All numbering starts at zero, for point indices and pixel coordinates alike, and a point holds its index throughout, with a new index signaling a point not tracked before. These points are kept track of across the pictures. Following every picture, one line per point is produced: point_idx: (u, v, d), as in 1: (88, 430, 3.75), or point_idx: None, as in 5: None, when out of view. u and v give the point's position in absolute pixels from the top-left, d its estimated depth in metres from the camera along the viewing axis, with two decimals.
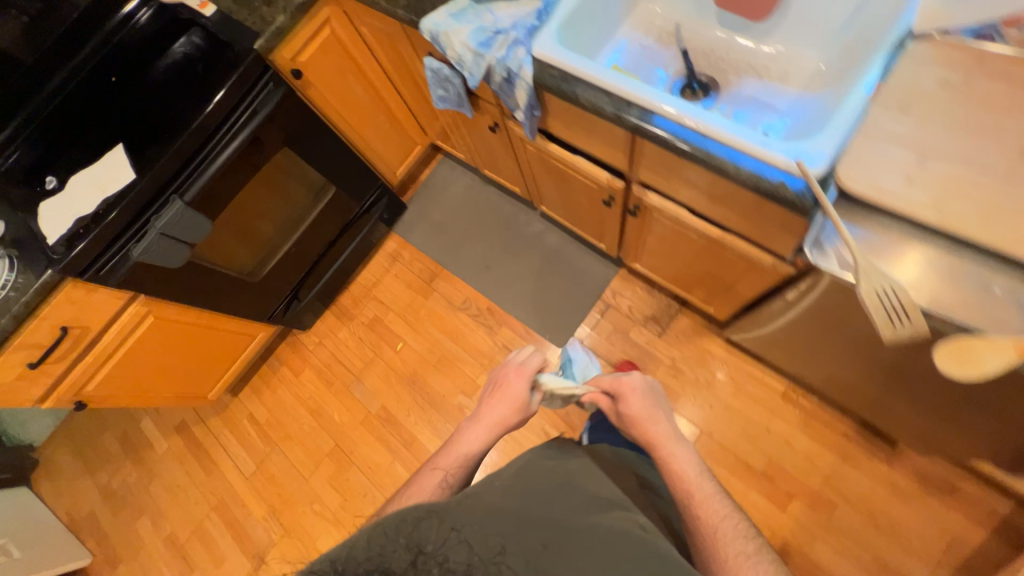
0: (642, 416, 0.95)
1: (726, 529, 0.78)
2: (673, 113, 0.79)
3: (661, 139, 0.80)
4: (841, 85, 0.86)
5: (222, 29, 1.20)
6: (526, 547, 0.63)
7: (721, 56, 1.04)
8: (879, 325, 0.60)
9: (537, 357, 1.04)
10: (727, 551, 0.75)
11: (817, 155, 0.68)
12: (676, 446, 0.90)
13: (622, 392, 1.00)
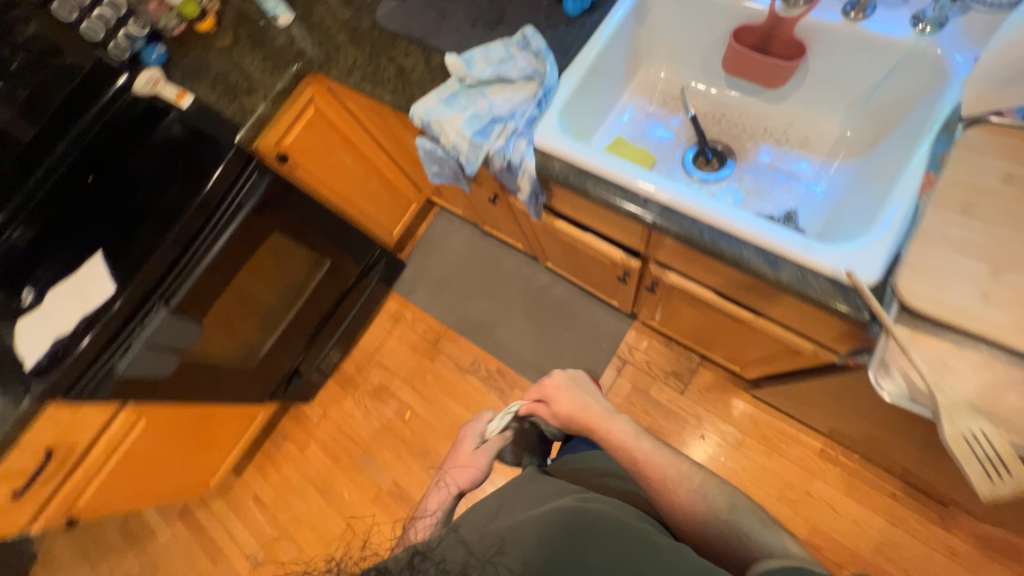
0: (578, 410, 0.86)
1: (673, 472, 0.75)
2: (696, 211, 0.72)
3: (686, 237, 0.72)
4: (875, 159, 0.79)
5: (201, 121, 1.14)
6: (522, 540, 0.56)
7: (734, 123, 0.97)
8: (974, 479, 0.50)
9: (486, 412, 0.85)
10: (678, 492, 0.73)
11: (869, 265, 0.61)
12: (613, 427, 0.83)
13: (551, 391, 0.90)
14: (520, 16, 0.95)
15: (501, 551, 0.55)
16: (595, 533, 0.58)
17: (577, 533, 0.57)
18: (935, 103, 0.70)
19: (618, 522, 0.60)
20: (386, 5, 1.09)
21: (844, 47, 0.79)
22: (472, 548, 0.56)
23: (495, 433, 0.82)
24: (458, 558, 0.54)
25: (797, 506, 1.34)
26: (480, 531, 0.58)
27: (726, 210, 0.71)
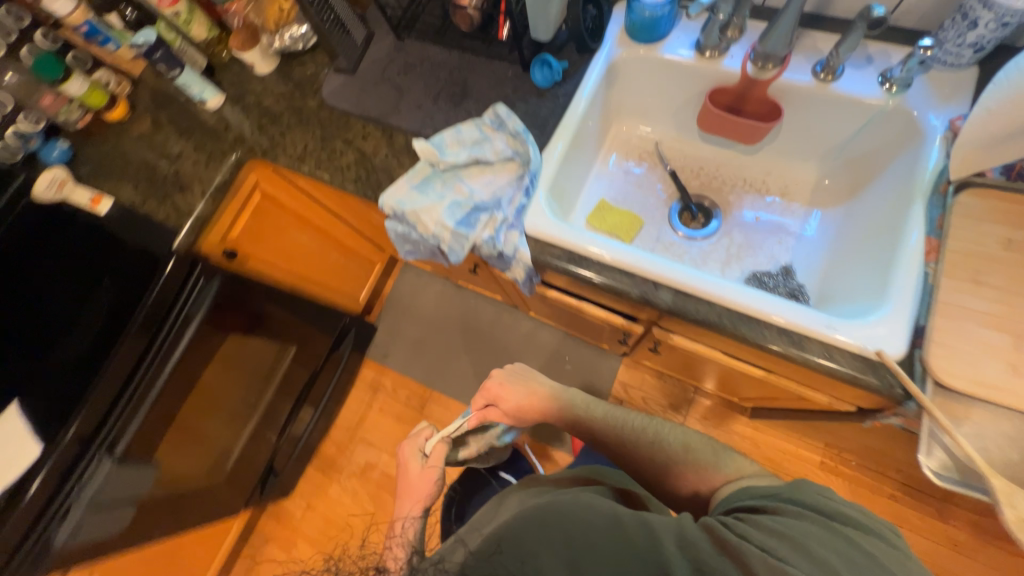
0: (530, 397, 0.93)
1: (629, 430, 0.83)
2: (711, 293, 0.69)
3: (704, 321, 0.69)
4: (860, 210, 0.81)
5: (126, 227, 0.98)
6: (517, 536, 0.59)
7: (713, 175, 0.96)
8: None
9: (421, 431, 0.98)
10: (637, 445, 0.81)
11: (892, 338, 0.61)
12: (569, 402, 0.91)
13: (499, 389, 0.95)
14: (487, 89, 0.89)
15: (499, 551, 0.57)
16: (577, 513, 0.60)
17: (561, 516, 0.60)
18: (912, 159, 0.72)
19: (602, 510, 0.61)
20: (332, 80, 0.98)
21: (818, 105, 0.79)
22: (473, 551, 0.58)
23: (434, 444, 0.93)
24: (458, 558, 0.57)
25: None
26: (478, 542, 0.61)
27: (744, 289, 0.68)
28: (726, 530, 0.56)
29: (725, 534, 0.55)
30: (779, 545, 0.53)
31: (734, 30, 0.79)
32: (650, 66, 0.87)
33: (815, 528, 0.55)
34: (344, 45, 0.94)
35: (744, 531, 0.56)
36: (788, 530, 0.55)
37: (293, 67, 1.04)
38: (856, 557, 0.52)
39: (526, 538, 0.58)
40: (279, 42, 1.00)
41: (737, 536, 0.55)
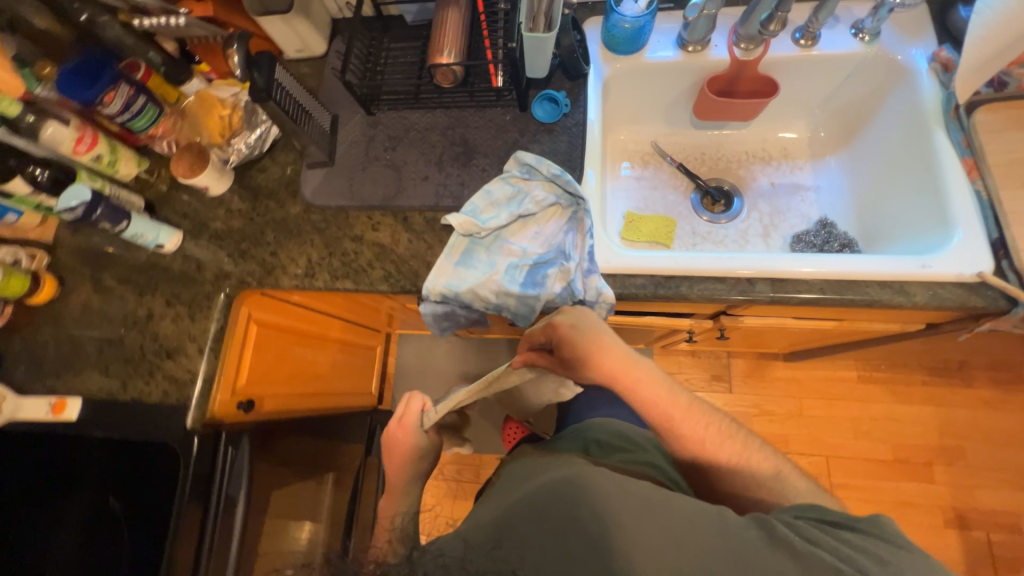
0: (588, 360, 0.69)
1: (712, 437, 0.71)
2: (804, 271, 0.69)
3: (807, 299, 0.69)
4: (865, 149, 0.87)
5: (114, 423, 0.79)
6: (532, 527, 0.58)
7: (718, 157, 0.99)
8: None
9: (415, 399, 0.90)
10: (722, 454, 0.71)
11: (977, 257, 0.66)
12: (638, 372, 0.71)
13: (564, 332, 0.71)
14: (493, 140, 0.84)
15: (500, 547, 0.57)
16: (610, 509, 0.58)
17: (586, 504, 0.59)
18: (906, 95, 0.78)
19: (635, 491, 0.60)
20: (310, 178, 0.87)
21: (804, 69, 0.84)
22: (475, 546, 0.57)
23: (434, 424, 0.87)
24: (457, 551, 0.56)
25: (868, 435, 1.46)
26: (484, 526, 0.61)
27: (832, 258, 0.69)
28: (796, 536, 0.56)
29: (795, 539, 0.55)
30: (853, 557, 0.53)
31: (776, 23, 0.76)
32: (637, 74, 0.87)
33: (892, 554, 0.53)
34: (316, 137, 0.84)
35: (816, 540, 0.55)
36: (865, 551, 0.54)
37: (253, 175, 0.91)
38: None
39: (541, 535, 0.57)
40: (234, 155, 0.88)
41: (806, 543, 0.55)
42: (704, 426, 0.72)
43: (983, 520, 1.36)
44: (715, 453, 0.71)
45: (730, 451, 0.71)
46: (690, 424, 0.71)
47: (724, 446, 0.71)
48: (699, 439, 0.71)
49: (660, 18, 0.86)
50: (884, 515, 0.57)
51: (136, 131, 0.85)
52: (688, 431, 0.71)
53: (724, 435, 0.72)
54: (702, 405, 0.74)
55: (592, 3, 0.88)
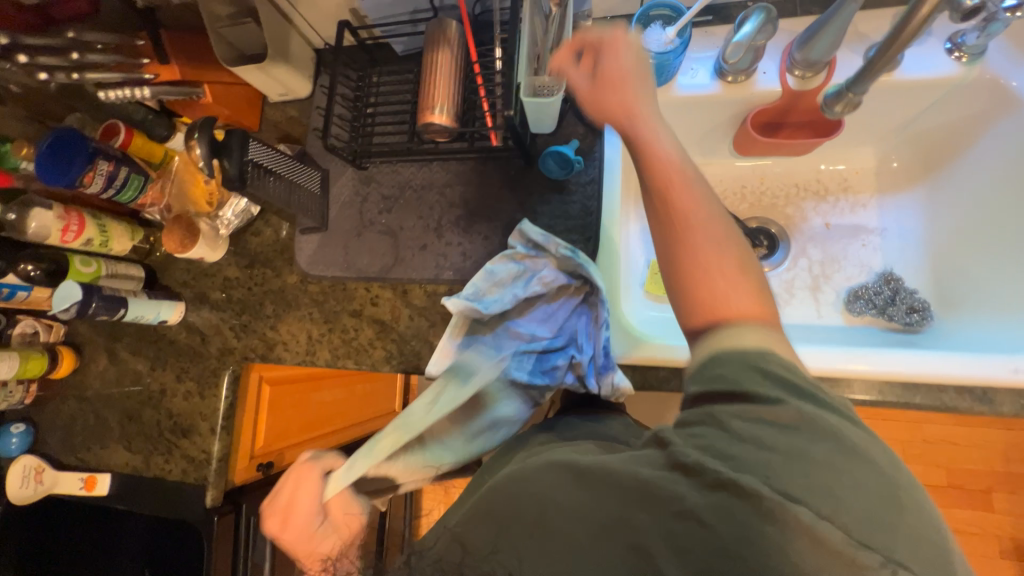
0: (602, 88, 0.54)
1: (708, 239, 0.47)
2: (866, 369, 0.59)
3: (867, 401, 0.60)
4: (954, 188, 0.71)
5: (144, 497, 0.83)
6: (520, 529, 0.43)
7: (762, 192, 0.84)
8: None
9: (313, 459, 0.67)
10: (699, 258, 0.46)
11: None
12: (657, 130, 0.51)
13: (607, 48, 0.55)
14: (496, 201, 0.74)
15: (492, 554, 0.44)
16: (607, 495, 0.41)
17: (569, 489, 0.43)
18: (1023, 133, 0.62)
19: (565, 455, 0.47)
20: (305, 245, 0.81)
21: (879, 97, 0.68)
22: (468, 545, 0.45)
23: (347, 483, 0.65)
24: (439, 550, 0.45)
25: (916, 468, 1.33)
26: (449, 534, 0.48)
27: (912, 364, 0.58)
28: (687, 443, 0.40)
29: (689, 452, 0.39)
30: (744, 455, 0.37)
31: (844, 104, 0.65)
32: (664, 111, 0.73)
33: (795, 414, 0.38)
34: (304, 203, 0.77)
35: (709, 443, 0.39)
36: (759, 442, 0.38)
37: (249, 240, 0.86)
38: (844, 454, 0.36)
39: (552, 547, 0.42)
40: (224, 226, 0.82)
41: (693, 450, 0.39)
42: (711, 230, 0.47)
43: None
44: (713, 276, 0.46)
45: (730, 283, 0.46)
46: (690, 207, 0.47)
47: (732, 275, 0.46)
48: (683, 244, 0.47)
49: (697, 40, 0.70)
50: (770, 351, 0.42)
51: (125, 202, 0.82)
52: (687, 220, 0.47)
53: (731, 259, 0.46)
54: (735, 225, 0.48)
55: (611, 21, 0.73)
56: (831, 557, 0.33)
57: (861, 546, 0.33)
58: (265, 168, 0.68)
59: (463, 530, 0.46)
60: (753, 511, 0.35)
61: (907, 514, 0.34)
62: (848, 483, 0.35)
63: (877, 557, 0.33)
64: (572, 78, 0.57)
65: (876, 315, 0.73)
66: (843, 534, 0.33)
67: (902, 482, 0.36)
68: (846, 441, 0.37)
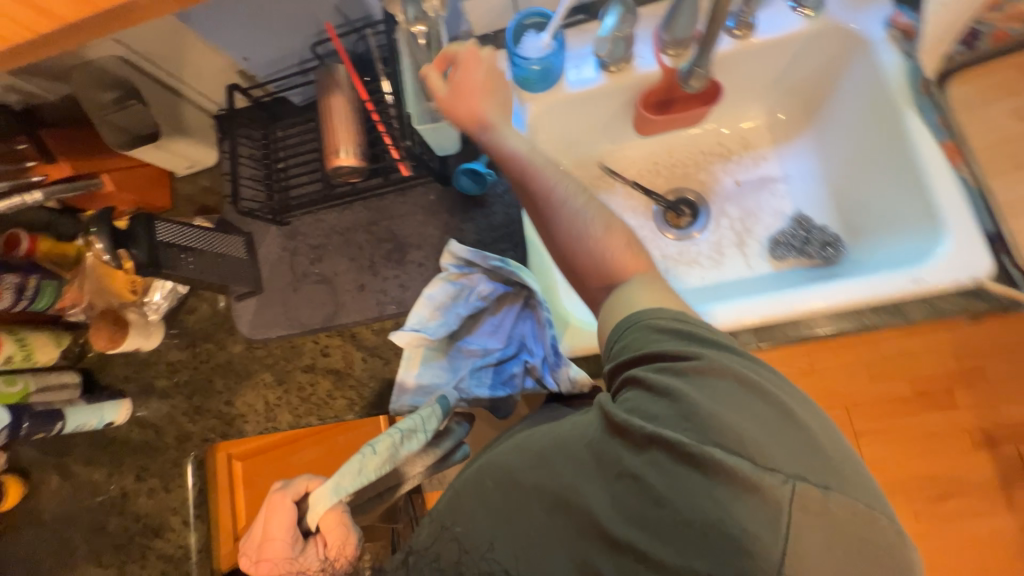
0: (469, 93, 0.59)
1: (579, 212, 0.56)
2: (810, 310, 0.63)
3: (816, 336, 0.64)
4: (833, 130, 0.77)
5: None
6: (503, 514, 0.47)
7: (673, 164, 0.87)
8: None
9: (274, 495, 0.63)
10: (581, 229, 0.55)
11: (966, 256, 0.60)
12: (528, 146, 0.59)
13: (463, 62, 0.60)
14: (422, 229, 0.75)
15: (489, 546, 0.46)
16: (564, 467, 0.46)
17: (535, 468, 0.47)
18: (865, 64, 0.69)
19: (538, 435, 0.50)
20: (243, 312, 0.80)
21: (747, 59, 0.73)
22: (466, 545, 0.47)
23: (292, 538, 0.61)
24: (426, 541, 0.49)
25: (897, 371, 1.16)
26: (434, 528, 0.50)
27: (831, 286, 0.63)
28: (619, 409, 0.46)
29: (620, 414, 0.45)
30: (664, 411, 0.44)
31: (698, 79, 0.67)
32: (563, 108, 0.75)
33: (694, 364, 0.45)
34: (231, 272, 0.75)
35: (635, 405, 0.46)
36: (675, 397, 0.44)
37: (184, 318, 0.83)
38: (734, 390, 0.43)
39: (531, 516, 0.46)
40: (154, 310, 0.80)
41: (626, 414, 0.45)
42: (584, 207, 0.57)
43: None
44: (602, 242, 0.54)
45: (618, 250, 0.54)
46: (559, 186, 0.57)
47: (614, 240, 0.55)
48: (567, 221, 0.56)
49: (573, 38, 0.74)
50: (662, 306, 0.50)
51: (43, 309, 0.77)
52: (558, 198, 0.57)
53: (602, 223, 0.55)
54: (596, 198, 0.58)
55: (495, 35, 0.76)
56: (740, 485, 0.39)
57: (765, 471, 0.39)
58: (190, 249, 0.69)
59: (460, 528, 0.48)
60: (677, 461, 0.42)
61: (796, 430, 0.41)
62: (743, 416, 0.42)
63: (777, 476, 0.39)
64: (434, 85, 0.60)
65: (797, 257, 0.78)
66: (750, 464, 0.40)
67: (793, 405, 0.43)
68: (735, 377, 0.44)
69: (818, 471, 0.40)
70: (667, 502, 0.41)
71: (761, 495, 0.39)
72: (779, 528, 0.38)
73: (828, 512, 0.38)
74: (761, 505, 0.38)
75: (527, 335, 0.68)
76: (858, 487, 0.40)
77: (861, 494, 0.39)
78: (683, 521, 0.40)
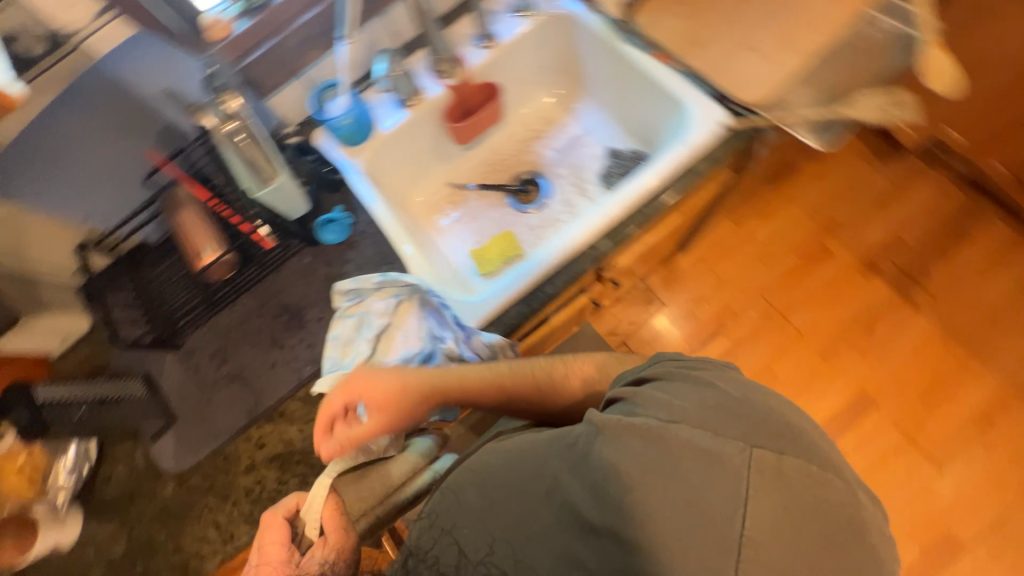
0: (398, 385, 0.65)
1: (545, 378, 0.67)
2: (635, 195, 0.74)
3: (649, 215, 0.75)
4: (596, 85, 0.97)
5: None
6: (492, 512, 0.53)
7: (503, 158, 1.02)
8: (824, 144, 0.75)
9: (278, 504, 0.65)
10: (544, 393, 0.67)
11: (709, 114, 0.77)
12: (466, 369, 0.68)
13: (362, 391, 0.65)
14: (309, 290, 0.80)
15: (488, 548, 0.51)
16: (539, 465, 0.52)
17: (515, 469, 0.53)
18: (584, 30, 0.90)
19: (520, 443, 0.56)
20: (163, 449, 0.76)
21: (506, 60, 0.92)
22: (462, 546, 0.53)
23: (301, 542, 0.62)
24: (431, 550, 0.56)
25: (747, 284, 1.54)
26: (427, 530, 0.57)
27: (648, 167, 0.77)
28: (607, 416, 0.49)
29: (610, 418, 0.48)
30: (639, 406, 0.50)
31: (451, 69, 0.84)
32: (386, 151, 0.89)
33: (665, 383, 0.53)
34: (140, 412, 0.78)
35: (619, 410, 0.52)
36: (648, 398, 0.50)
37: (102, 489, 0.77)
38: (697, 390, 0.50)
39: (515, 511, 0.51)
40: (61, 490, 0.73)
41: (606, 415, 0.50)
42: (568, 370, 0.68)
43: (891, 256, 1.53)
44: (569, 395, 0.66)
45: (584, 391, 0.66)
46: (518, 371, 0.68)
47: (580, 386, 0.67)
48: (564, 396, 0.66)
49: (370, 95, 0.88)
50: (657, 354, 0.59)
51: None
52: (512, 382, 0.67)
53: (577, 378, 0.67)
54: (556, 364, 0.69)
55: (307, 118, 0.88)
56: (701, 453, 0.44)
57: (721, 440, 0.44)
58: (111, 399, 0.78)
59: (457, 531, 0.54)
60: (643, 440, 0.46)
61: (747, 409, 0.47)
62: (696, 401, 0.48)
63: (734, 445, 0.44)
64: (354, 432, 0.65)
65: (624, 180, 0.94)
66: (706, 435, 0.45)
67: (747, 391, 0.49)
68: (695, 380, 0.51)
69: (775, 440, 0.44)
70: (634, 492, 0.44)
71: (718, 461, 0.43)
72: (739, 491, 0.42)
73: (783, 474, 0.42)
74: (720, 473, 0.43)
75: (433, 326, 0.72)
76: (809, 449, 0.44)
77: (816, 458, 0.44)
78: (653, 502, 0.43)
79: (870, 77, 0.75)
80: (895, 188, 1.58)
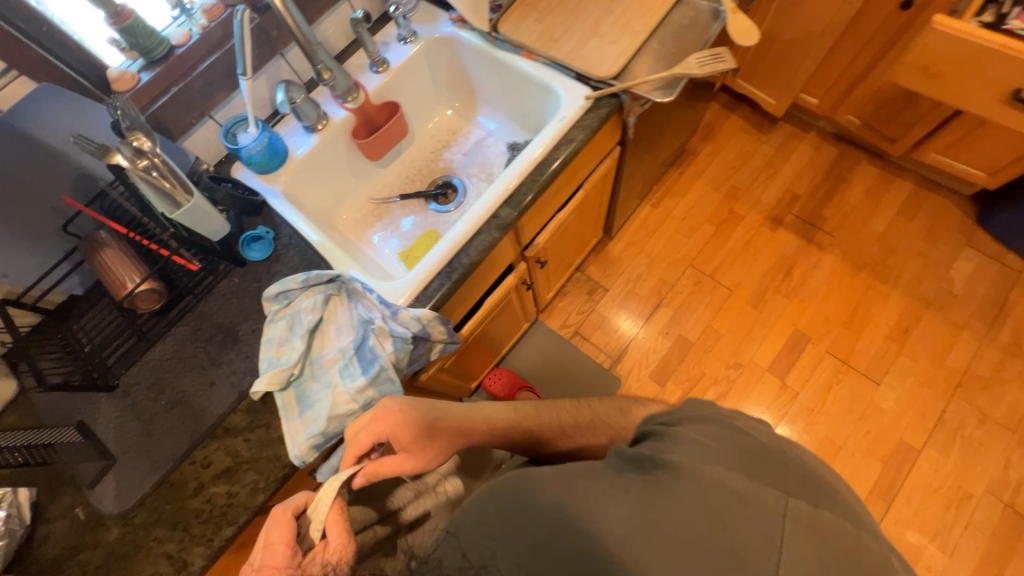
0: (424, 417, 0.69)
1: (568, 421, 0.75)
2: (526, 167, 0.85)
3: (544, 182, 0.85)
4: (486, 93, 1.10)
5: None
6: (499, 538, 0.50)
7: (417, 169, 1.11)
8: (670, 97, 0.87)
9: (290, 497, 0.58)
10: (564, 428, 0.75)
11: (576, 91, 0.89)
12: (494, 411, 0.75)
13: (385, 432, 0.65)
14: (241, 306, 0.83)
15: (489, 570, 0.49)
16: (560, 492, 0.50)
17: (534, 494, 0.51)
18: (463, 47, 1.03)
19: (539, 472, 0.54)
20: (103, 492, 0.74)
21: (400, 81, 1.04)
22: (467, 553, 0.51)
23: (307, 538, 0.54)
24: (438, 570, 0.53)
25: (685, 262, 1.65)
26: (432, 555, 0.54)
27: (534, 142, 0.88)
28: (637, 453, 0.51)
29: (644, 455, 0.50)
30: (673, 442, 0.52)
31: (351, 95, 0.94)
32: (304, 173, 0.96)
33: (690, 425, 0.55)
34: (76, 457, 0.75)
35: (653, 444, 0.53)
36: (673, 437, 0.53)
37: (37, 552, 0.72)
38: (723, 433, 0.54)
39: (526, 535, 0.49)
40: None
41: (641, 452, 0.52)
42: (581, 408, 0.76)
43: (789, 211, 1.72)
44: (590, 433, 0.74)
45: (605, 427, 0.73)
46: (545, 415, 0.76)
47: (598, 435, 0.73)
48: (586, 437, 0.73)
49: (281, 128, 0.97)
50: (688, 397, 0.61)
51: None
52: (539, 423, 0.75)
53: (591, 420, 0.74)
54: (580, 408, 0.76)
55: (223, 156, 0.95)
56: (742, 497, 0.45)
57: (758, 485, 0.47)
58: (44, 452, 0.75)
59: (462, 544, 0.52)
60: (678, 479, 0.47)
61: (783, 468, 0.50)
62: (727, 447, 0.51)
63: (774, 492, 0.46)
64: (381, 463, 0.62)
65: None
66: (746, 481, 0.47)
67: (778, 447, 0.52)
68: (723, 425, 0.55)
69: (807, 494, 0.48)
70: (664, 529, 0.44)
71: (756, 504, 0.45)
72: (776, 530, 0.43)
73: (821, 526, 0.44)
74: (759, 514, 0.44)
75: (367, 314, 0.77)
76: (846, 514, 0.47)
77: (852, 519, 0.47)
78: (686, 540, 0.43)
79: (695, 45, 0.91)
80: (777, 154, 1.80)
